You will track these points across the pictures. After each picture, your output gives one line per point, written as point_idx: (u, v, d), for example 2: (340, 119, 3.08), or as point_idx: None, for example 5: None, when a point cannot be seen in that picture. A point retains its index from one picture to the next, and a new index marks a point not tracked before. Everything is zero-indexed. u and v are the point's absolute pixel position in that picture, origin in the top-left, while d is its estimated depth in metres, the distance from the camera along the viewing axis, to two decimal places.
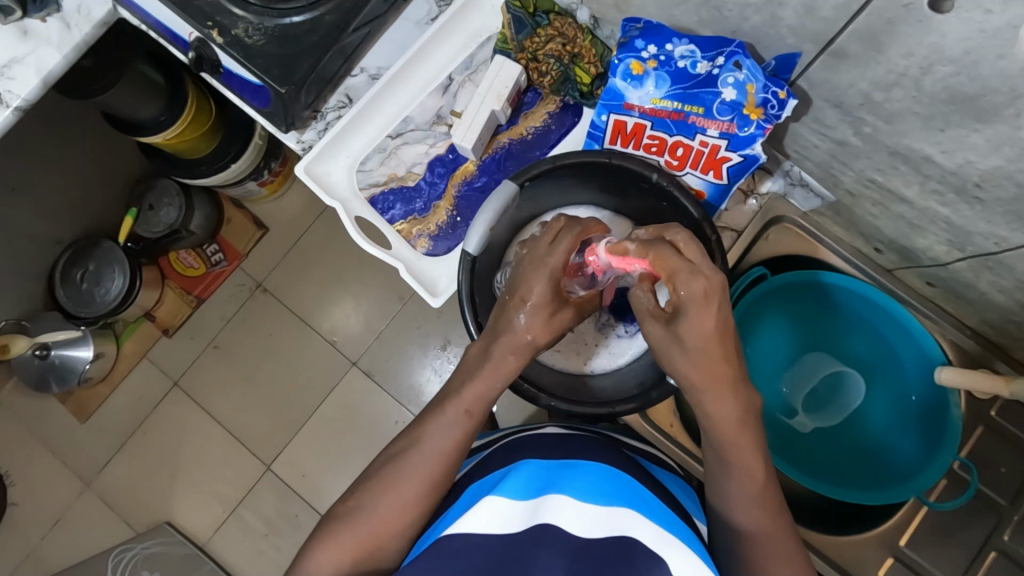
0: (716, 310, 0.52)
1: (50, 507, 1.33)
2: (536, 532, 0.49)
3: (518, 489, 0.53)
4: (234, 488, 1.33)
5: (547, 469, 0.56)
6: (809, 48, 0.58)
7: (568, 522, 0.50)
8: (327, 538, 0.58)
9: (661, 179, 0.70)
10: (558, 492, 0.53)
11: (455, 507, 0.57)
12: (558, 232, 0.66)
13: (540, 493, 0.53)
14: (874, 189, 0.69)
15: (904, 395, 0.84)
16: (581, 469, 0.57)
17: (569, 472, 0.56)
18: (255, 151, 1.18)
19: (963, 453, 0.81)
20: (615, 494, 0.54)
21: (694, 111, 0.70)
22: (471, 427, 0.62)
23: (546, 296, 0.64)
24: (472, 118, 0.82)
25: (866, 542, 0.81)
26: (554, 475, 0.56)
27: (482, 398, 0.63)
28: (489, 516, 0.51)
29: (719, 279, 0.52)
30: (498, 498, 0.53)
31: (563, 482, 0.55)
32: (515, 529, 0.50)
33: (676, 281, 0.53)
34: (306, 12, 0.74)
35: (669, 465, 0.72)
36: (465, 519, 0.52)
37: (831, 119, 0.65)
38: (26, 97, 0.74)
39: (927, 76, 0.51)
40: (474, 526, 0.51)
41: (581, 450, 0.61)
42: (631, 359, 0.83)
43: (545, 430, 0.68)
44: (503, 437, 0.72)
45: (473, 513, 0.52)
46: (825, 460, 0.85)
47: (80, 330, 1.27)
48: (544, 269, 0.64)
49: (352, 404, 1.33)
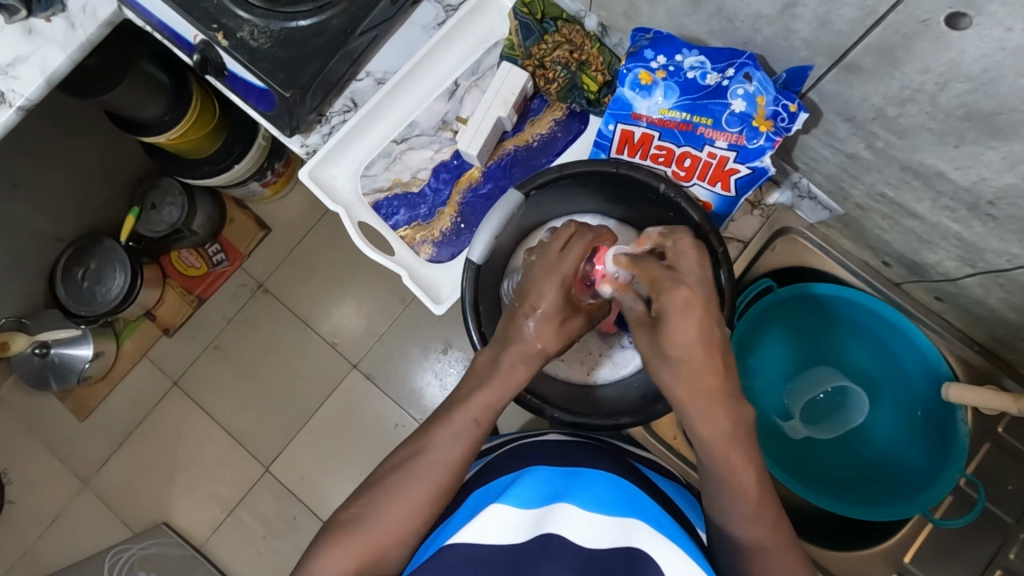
0: (697, 319, 0.52)
1: (48, 506, 1.32)
2: (539, 542, 0.49)
3: (526, 497, 0.53)
4: (232, 488, 1.32)
5: (554, 477, 0.56)
6: (821, 62, 0.58)
7: (574, 532, 0.50)
8: (329, 542, 0.57)
9: (668, 189, 0.69)
10: (567, 501, 0.52)
11: (459, 514, 0.56)
12: (569, 237, 0.66)
13: (549, 502, 0.52)
14: (884, 203, 0.68)
15: (910, 409, 0.83)
16: (588, 478, 0.56)
17: (578, 483, 0.55)
18: (259, 151, 1.18)
19: (969, 470, 0.80)
20: (622, 503, 0.54)
21: (703, 122, 0.69)
22: (480, 436, 0.61)
23: (557, 304, 0.63)
24: (477, 125, 0.81)
25: (872, 558, 0.81)
26: (562, 483, 0.55)
27: (491, 408, 0.62)
28: (497, 526, 0.50)
29: (699, 289, 0.52)
30: (502, 505, 0.52)
31: (570, 491, 0.54)
32: (519, 538, 0.49)
33: (659, 288, 0.54)
34: (313, 16, 0.74)
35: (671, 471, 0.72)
36: (468, 526, 0.51)
37: (842, 132, 0.64)
38: (30, 96, 0.73)
39: (942, 93, 0.50)
40: (477, 534, 0.50)
41: (589, 457, 0.61)
42: (635, 369, 0.82)
43: (548, 436, 0.68)
44: (504, 442, 0.71)
45: (481, 522, 0.51)
46: (822, 472, 0.84)
47: (80, 329, 1.26)
48: (555, 276, 0.63)
49: (352, 406, 1.32)
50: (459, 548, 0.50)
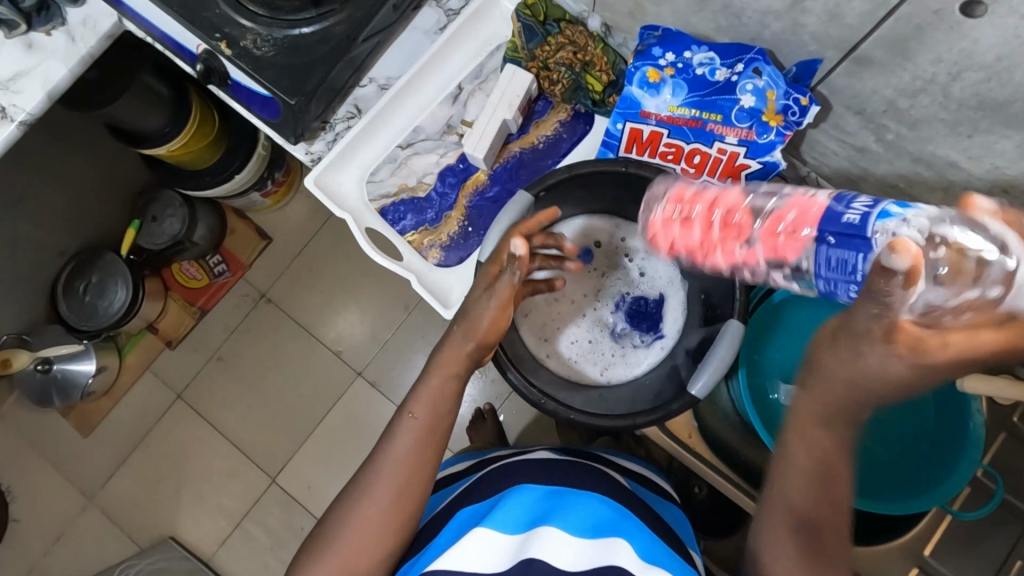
0: None
1: (53, 523, 1.31)
2: (521, 567, 0.51)
3: (508, 519, 0.55)
4: (238, 501, 1.31)
5: (538, 497, 0.57)
6: (832, 55, 0.58)
7: (552, 553, 0.52)
8: (326, 542, 0.58)
9: (678, 187, 0.69)
10: (548, 524, 0.54)
11: (444, 534, 0.58)
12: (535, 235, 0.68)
13: (530, 525, 0.54)
14: (895, 195, 0.68)
15: (922, 404, 0.82)
16: (570, 500, 0.58)
17: (563, 505, 0.57)
18: (258, 162, 1.17)
19: (986, 460, 0.80)
20: (601, 523, 0.56)
21: (712, 119, 0.70)
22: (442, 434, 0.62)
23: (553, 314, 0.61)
24: (483, 128, 0.81)
25: (889, 551, 0.80)
26: (544, 504, 0.57)
27: None
28: (479, 550, 0.53)
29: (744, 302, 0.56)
30: (482, 530, 0.54)
31: (553, 513, 0.56)
32: (500, 567, 0.52)
33: None
34: (317, 22, 0.74)
35: (663, 490, 0.72)
36: (447, 553, 0.54)
37: (852, 125, 0.64)
38: (31, 111, 0.73)
39: (955, 83, 0.50)
40: (461, 559, 0.52)
41: (573, 475, 0.62)
42: (648, 368, 0.80)
43: (534, 452, 0.67)
44: (491, 460, 0.71)
45: (464, 548, 0.53)
46: None
47: (82, 344, 1.25)
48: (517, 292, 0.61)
49: (358, 415, 1.31)
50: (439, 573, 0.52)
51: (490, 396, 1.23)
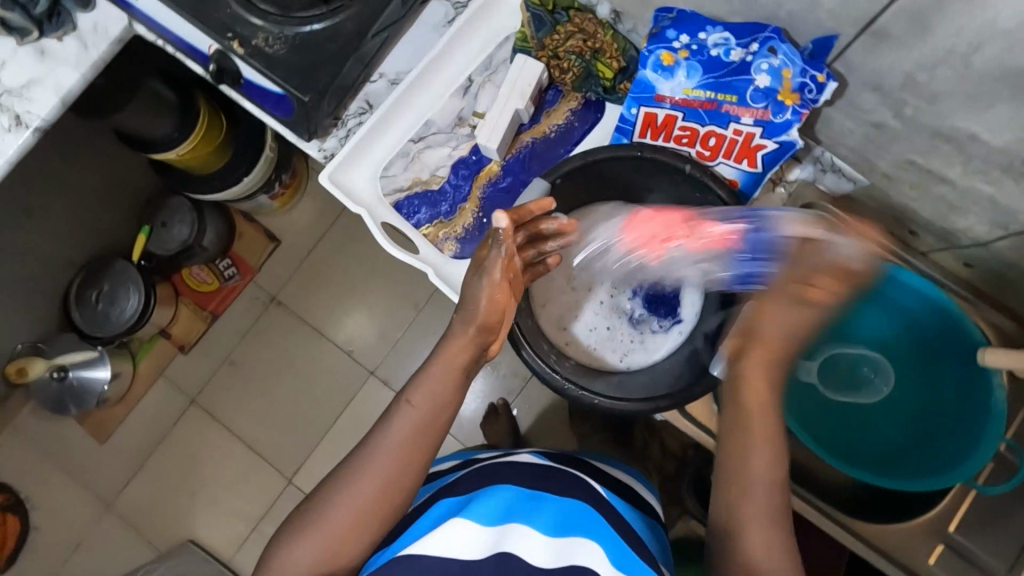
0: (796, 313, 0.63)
1: (72, 530, 1.32)
2: (498, 560, 0.52)
3: (485, 514, 0.56)
4: (255, 503, 1.32)
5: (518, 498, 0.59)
6: (848, 31, 0.58)
7: (527, 550, 0.53)
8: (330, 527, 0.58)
9: (694, 170, 0.71)
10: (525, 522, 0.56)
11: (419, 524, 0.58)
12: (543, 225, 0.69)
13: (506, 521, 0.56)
14: (912, 171, 0.68)
15: (943, 383, 0.82)
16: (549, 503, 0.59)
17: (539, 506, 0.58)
18: (265, 165, 1.18)
19: (1009, 435, 0.80)
20: (579, 527, 0.57)
21: (728, 99, 0.71)
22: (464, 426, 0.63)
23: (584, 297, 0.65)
24: (496, 119, 0.81)
25: (913, 530, 0.80)
26: (524, 503, 0.58)
27: None
28: (457, 540, 0.54)
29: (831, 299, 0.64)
30: (462, 521, 0.55)
31: (532, 513, 0.57)
32: (476, 556, 0.53)
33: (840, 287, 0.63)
34: (327, 19, 0.75)
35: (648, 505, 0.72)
36: (426, 539, 0.54)
37: (869, 102, 0.64)
38: (45, 117, 0.73)
39: (976, 54, 0.50)
40: (438, 546, 0.53)
41: (561, 480, 0.63)
42: (667, 353, 0.79)
43: (523, 456, 0.68)
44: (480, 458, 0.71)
45: (444, 535, 0.54)
46: (838, 442, 0.85)
47: (96, 350, 1.25)
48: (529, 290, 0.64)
49: (371, 414, 1.32)
50: (414, 558, 0.53)
51: (503, 390, 1.23)
